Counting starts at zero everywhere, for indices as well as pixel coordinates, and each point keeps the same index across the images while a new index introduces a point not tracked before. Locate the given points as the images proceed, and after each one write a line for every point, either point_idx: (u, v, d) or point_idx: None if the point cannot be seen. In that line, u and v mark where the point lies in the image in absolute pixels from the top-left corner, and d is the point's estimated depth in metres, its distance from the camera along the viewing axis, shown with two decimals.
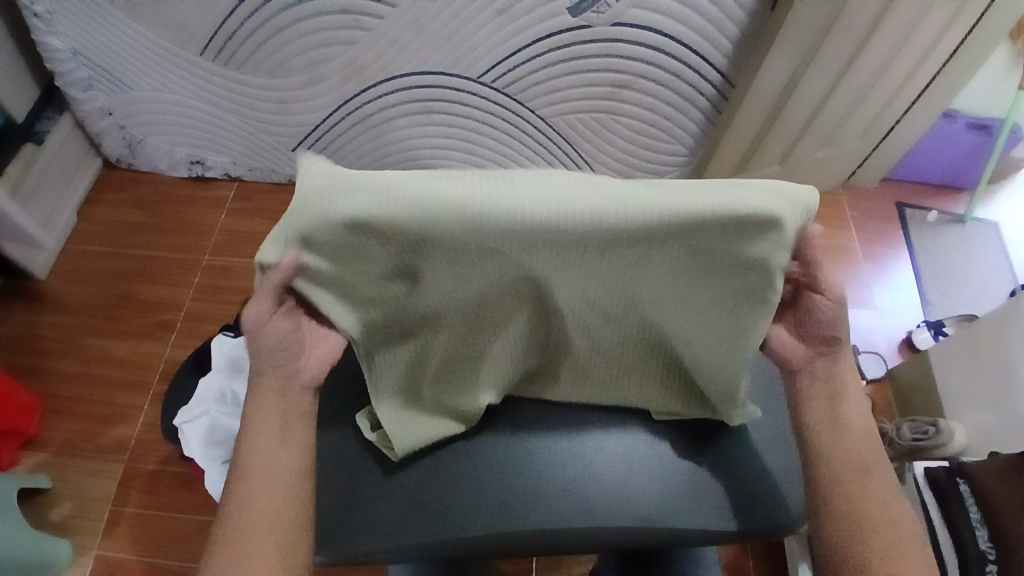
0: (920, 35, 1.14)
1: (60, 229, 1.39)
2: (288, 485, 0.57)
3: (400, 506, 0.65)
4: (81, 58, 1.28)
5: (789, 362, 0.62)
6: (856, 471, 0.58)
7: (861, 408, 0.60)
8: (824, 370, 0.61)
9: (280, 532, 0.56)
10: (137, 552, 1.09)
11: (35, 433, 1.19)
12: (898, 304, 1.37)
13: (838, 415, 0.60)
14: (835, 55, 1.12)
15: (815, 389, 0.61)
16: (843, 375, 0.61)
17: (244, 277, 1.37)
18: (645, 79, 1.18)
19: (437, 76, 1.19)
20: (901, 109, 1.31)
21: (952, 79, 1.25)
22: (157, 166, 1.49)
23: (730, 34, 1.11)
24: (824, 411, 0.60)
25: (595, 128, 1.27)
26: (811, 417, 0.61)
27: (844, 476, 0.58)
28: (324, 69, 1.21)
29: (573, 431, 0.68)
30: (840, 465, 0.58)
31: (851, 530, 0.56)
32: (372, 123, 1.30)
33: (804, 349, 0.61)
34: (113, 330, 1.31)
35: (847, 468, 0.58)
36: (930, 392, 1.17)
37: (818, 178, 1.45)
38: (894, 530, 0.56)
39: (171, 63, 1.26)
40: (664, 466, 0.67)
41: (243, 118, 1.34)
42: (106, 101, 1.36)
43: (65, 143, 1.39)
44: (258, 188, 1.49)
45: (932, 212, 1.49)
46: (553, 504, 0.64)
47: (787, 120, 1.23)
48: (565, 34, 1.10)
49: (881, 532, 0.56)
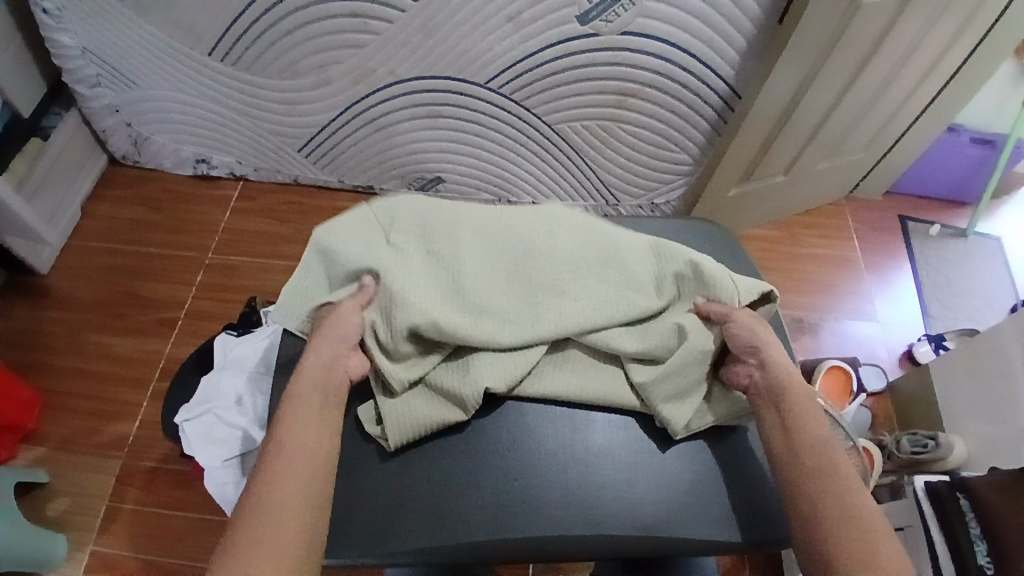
0: (926, 50, 1.14)
1: (64, 225, 1.40)
2: (318, 460, 0.58)
3: (404, 513, 0.65)
4: (89, 55, 1.28)
5: (738, 384, 0.69)
6: (825, 473, 0.58)
7: (818, 418, 0.62)
8: (765, 381, 0.66)
9: (311, 502, 0.55)
10: (134, 550, 1.09)
11: (34, 427, 1.19)
12: (899, 317, 1.37)
13: (789, 422, 0.62)
14: (841, 68, 1.12)
15: (761, 400, 0.66)
16: (786, 380, 0.65)
17: (246, 276, 1.37)
18: (652, 88, 1.18)
19: (445, 80, 1.20)
20: (906, 122, 1.31)
21: (957, 93, 1.25)
22: (163, 164, 1.49)
23: (737, 45, 1.12)
24: (778, 423, 0.63)
25: (600, 136, 1.27)
26: (768, 427, 0.64)
27: (802, 478, 0.58)
28: (332, 72, 1.21)
29: (576, 436, 0.69)
30: (805, 467, 0.59)
31: (825, 536, 0.55)
32: (378, 125, 1.30)
33: (744, 369, 0.68)
34: (115, 326, 1.31)
35: (806, 472, 0.59)
36: (931, 405, 1.17)
37: (823, 188, 1.45)
38: (869, 531, 0.54)
39: (179, 62, 1.26)
40: (665, 478, 0.67)
41: (249, 117, 1.34)
42: (113, 98, 1.36)
43: (72, 138, 1.39)
44: (262, 188, 1.49)
45: (935, 225, 1.49)
46: (555, 510, 0.65)
47: (793, 131, 1.24)
48: (574, 41, 1.11)
49: (853, 533, 0.54)
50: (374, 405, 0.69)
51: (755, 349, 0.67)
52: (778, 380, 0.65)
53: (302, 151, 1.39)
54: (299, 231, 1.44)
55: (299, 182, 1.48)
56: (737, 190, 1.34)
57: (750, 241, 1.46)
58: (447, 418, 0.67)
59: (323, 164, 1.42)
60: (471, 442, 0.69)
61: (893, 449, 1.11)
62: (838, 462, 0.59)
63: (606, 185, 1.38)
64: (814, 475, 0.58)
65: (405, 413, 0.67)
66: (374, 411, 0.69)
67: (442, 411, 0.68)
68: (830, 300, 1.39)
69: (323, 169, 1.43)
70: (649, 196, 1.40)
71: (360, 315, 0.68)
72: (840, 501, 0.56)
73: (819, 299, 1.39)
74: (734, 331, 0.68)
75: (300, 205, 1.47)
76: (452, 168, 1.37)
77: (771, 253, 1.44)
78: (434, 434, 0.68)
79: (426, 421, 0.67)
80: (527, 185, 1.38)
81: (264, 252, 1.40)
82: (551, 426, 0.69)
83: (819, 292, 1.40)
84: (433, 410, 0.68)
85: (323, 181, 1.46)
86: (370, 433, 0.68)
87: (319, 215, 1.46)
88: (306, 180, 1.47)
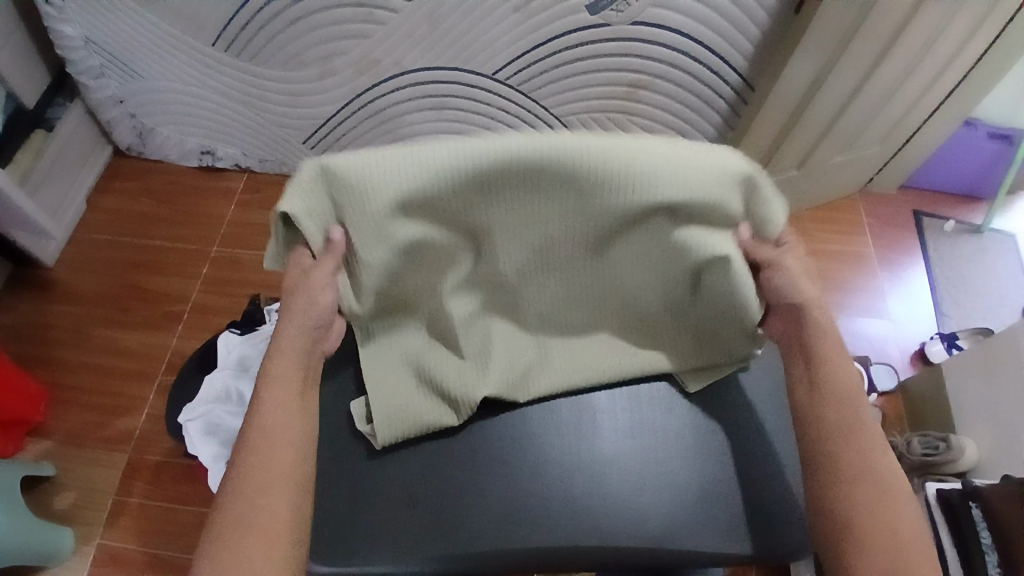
0: (945, 43, 1.11)
1: (68, 218, 1.39)
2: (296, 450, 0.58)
3: (409, 520, 0.65)
4: (92, 45, 1.27)
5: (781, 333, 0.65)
6: (864, 468, 0.56)
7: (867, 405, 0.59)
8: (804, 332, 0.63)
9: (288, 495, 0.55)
10: (141, 544, 1.09)
11: (42, 421, 1.19)
12: (911, 314, 1.35)
13: (817, 376, 0.61)
14: (858, 61, 1.09)
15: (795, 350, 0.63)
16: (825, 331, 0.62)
17: (251, 270, 1.36)
18: (663, 80, 1.16)
19: (450, 71, 1.18)
20: (923, 117, 1.28)
21: (975, 87, 1.22)
22: (168, 156, 1.48)
23: (751, 35, 1.09)
24: (804, 377, 0.62)
25: (611, 128, 1.25)
26: (795, 379, 0.63)
27: (826, 437, 0.58)
28: (336, 62, 1.19)
29: (584, 444, 0.68)
30: (831, 448, 0.58)
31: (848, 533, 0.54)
32: (383, 116, 1.28)
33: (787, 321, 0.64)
34: (121, 320, 1.31)
35: (824, 437, 0.58)
36: (943, 406, 1.15)
37: (837, 183, 1.42)
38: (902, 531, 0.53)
39: (181, 52, 1.25)
40: (674, 490, 0.66)
41: (254, 109, 1.33)
42: (118, 89, 1.35)
43: (76, 129, 1.38)
44: (267, 180, 1.48)
45: (949, 221, 1.46)
46: (561, 522, 0.64)
47: (807, 125, 1.21)
48: (582, 31, 1.08)
49: (879, 533, 0.53)
50: (367, 401, 0.70)
51: (792, 307, 0.63)
52: (809, 335, 0.62)
53: (307, 142, 1.38)
54: None
55: None
56: None
57: None
58: (444, 424, 0.68)
59: None
60: (474, 444, 0.69)
61: (904, 451, 1.10)
62: (865, 426, 0.58)
63: None
64: (821, 432, 0.59)
65: (401, 423, 0.67)
66: (364, 408, 0.69)
67: (438, 414, 0.68)
68: (840, 297, 1.37)
69: None
70: None
71: (334, 280, 0.61)
72: (855, 451, 0.57)
73: (829, 296, 1.37)
74: (778, 280, 0.62)
75: None
76: None
77: None
78: (422, 436, 0.68)
79: (427, 420, 0.67)
80: None
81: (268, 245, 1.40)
82: (558, 434, 0.69)
83: (831, 289, 1.38)
84: (420, 407, 0.67)
85: None
86: (360, 426, 0.69)
87: None
88: None
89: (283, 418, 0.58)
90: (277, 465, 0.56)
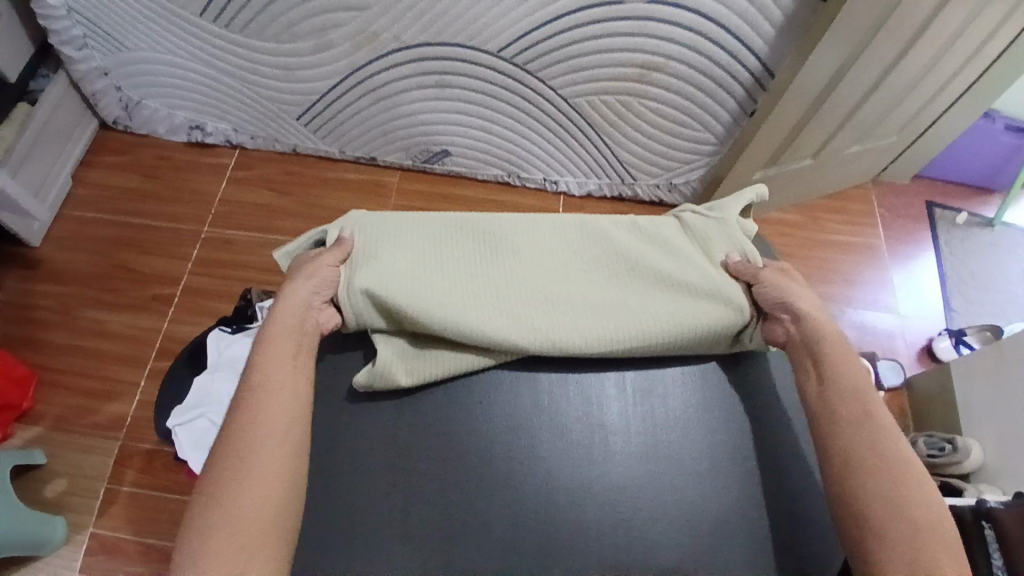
0: (971, 36, 1.06)
1: (54, 195, 1.33)
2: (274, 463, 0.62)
3: (416, 546, 0.67)
4: (76, 14, 1.20)
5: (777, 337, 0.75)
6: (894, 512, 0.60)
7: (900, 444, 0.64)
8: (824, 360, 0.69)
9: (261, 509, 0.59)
10: (133, 534, 1.07)
11: (30, 406, 1.16)
12: (918, 309, 1.33)
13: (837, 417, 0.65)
14: (883, 51, 1.04)
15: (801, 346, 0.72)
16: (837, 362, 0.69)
17: (245, 252, 1.32)
18: (678, 61, 1.10)
19: (453, 48, 1.12)
20: (944, 107, 1.23)
21: (1000, 79, 1.17)
22: (156, 130, 1.42)
23: (774, 19, 1.03)
24: (815, 395, 0.69)
25: (621, 113, 1.20)
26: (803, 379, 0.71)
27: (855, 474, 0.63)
28: (334, 36, 1.13)
29: (594, 470, 0.72)
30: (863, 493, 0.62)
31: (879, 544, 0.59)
32: (382, 94, 1.23)
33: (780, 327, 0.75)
34: (110, 301, 1.26)
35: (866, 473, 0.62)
36: (950, 409, 1.13)
37: (852, 172, 1.38)
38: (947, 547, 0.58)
39: (170, 24, 1.18)
40: (678, 522, 0.69)
41: (248, 84, 1.26)
42: (102, 60, 1.28)
43: (61, 102, 1.31)
44: (259, 156, 1.43)
45: (963, 213, 1.43)
46: (569, 549, 0.67)
47: (827, 114, 1.16)
48: (595, 9, 1.03)
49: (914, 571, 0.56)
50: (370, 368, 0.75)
51: (785, 306, 0.74)
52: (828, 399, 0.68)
53: (302, 119, 1.32)
54: (298, 203, 1.38)
55: (299, 152, 1.42)
56: (761, 174, 1.27)
57: (768, 225, 1.40)
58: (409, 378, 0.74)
59: (324, 133, 1.34)
60: (484, 462, 0.72)
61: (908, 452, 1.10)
62: (889, 463, 0.63)
63: (622, 162, 1.31)
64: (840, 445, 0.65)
65: (384, 378, 0.74)
66: (366, 368, 0.75)
67: (413, 366, 0.75)
68: (848, 290, 1.34)
69: (324, 138, 1.36)
70: (668, 175, 1.34)
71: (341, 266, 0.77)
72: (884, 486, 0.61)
73: (836, 288, 1.34)
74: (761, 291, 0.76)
75: (298, 175, 1.41)
76: (459, 141, 1.30)
77: (791, 238, 1.39)
78: (417, 387, 0.76)
79: (413, 373, 0.75)
80: (537, 159, 1.32)
81: (262, 225, 1.35)
82: (566, 459, 0.72)
83: (839, 281, 1.35)
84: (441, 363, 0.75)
85: (324, 151, 1.39)
86: (360, 388, 0.75)
87: (315, 186, 1.40)
88: (306, 149, 1.40)
89: (268, 415, 0.64)
90: (258, 466, 0.61)
